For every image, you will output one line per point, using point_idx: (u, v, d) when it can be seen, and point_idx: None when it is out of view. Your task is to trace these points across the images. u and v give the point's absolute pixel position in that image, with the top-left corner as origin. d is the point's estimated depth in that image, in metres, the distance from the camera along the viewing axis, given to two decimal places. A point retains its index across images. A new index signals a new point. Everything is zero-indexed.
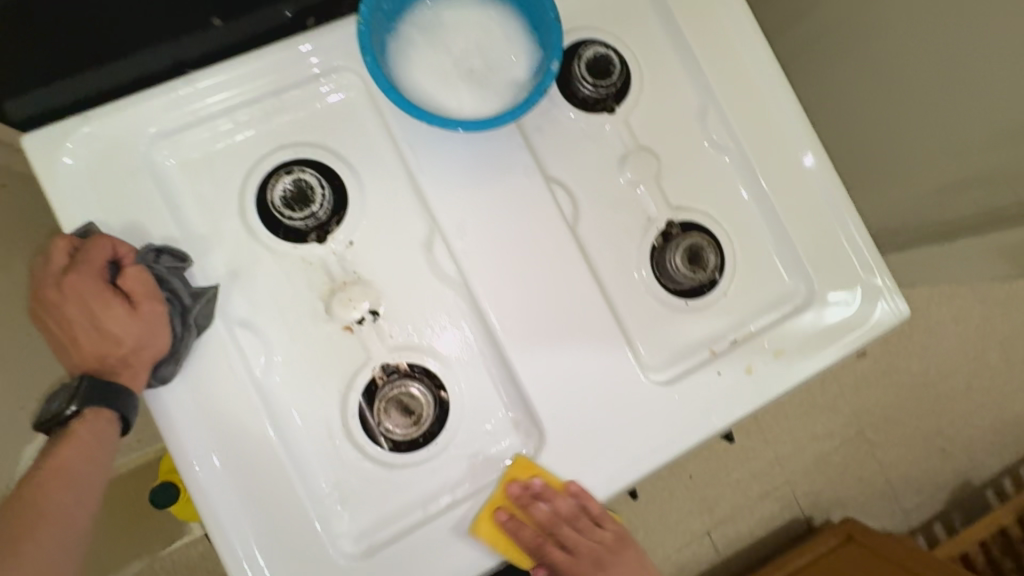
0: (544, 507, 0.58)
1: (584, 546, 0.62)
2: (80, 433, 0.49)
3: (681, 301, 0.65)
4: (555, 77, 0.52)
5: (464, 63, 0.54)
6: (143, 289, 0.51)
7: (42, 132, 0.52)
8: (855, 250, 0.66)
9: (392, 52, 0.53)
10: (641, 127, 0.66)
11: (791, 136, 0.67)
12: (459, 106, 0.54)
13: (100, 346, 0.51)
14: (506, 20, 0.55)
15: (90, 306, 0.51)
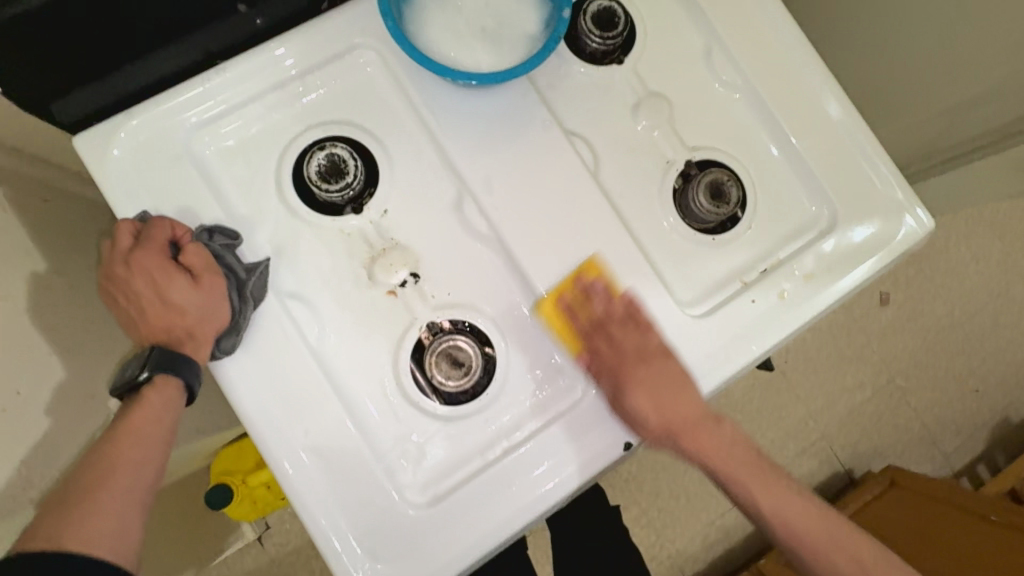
0: (600, 302, 0.61)
1: (639, 357, 0.59)
2: (151, 399, 0.52)
3: (707, 238, 0.66)
4: (567, 24, 0.54)
5: (477, 22, 0.56)
6: (201, 265, 0.54)
7: (93, 131, 0.55)
8: (874, 170, 0.67)
9: (408, 18, 0.55)
10: (651, 75, 0.68)
11: (800, 66, 0.68)
12: (476, 64, 0.56)
13: (167, 319, 0.54)
14: None
15: (153, 282, 0.54)
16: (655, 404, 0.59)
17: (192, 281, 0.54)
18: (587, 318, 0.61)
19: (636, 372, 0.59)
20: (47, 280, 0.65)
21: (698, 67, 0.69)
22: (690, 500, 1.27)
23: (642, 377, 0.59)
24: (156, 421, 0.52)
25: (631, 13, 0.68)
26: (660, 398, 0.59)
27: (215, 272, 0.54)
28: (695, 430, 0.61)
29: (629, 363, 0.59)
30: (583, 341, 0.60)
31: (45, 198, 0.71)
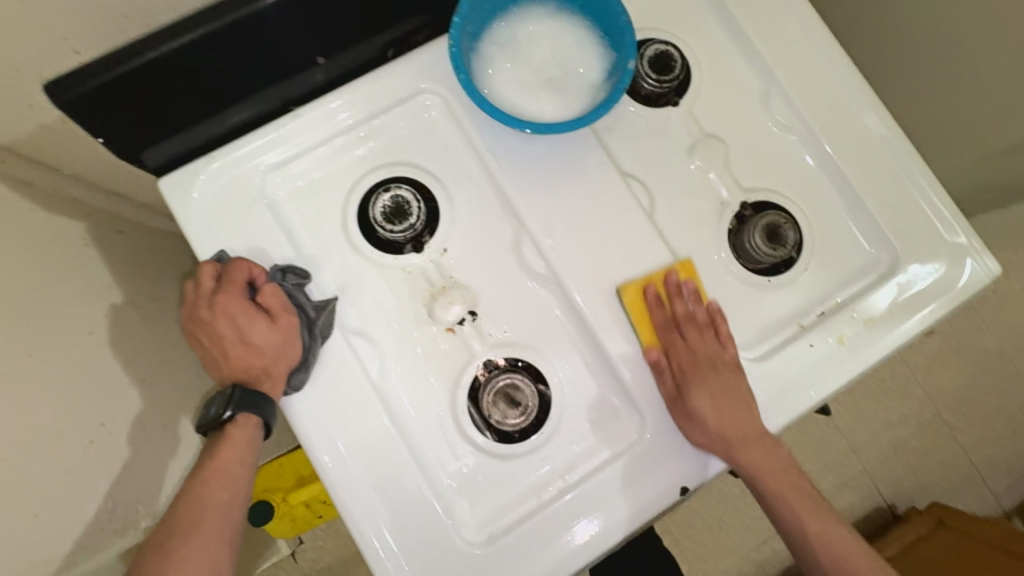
0: (688, 301, 0.62)
1: (712, 365, 0.61)
2: (234, 436, 0.54)
3: (763, 279, 0.66)
4: (633, 74, 0.56)
5: (543, 72, 0.59)
6: (278, 304, 0.56)
7: (176, 176, 0.59)
8: (935, 213, 0.66)
9: (477, 69, 0.58)
10: (705, 117, 0.69)
11: (857, 108, 0.68)
12: (542, 112, 0.58)
13: (245, 359, 0.56)
14: (577, 27, 0.59)
15: (236, 322, 0.56)
16: (723, 419, 0.60)
17: (269, 320, 0.57)
18: (669, 314, 0.62)
19: (707, 378, 0.60)
20: (121, 310, 0.68)
21: (753, 108, 0.69)
22: (726, 533, 1.24)
23: (705, 381, 0.60)
24: (240, 457, 0.54)
25: (686, 56, 0.69)
26: (722, 405, 0.60)
27: (291, 312, 0.57)
28: (750, 449, 0.60)
29: (702, 368, 0.60)
30: (659, 334, 0.61)
31: (118, 229, 0.75)
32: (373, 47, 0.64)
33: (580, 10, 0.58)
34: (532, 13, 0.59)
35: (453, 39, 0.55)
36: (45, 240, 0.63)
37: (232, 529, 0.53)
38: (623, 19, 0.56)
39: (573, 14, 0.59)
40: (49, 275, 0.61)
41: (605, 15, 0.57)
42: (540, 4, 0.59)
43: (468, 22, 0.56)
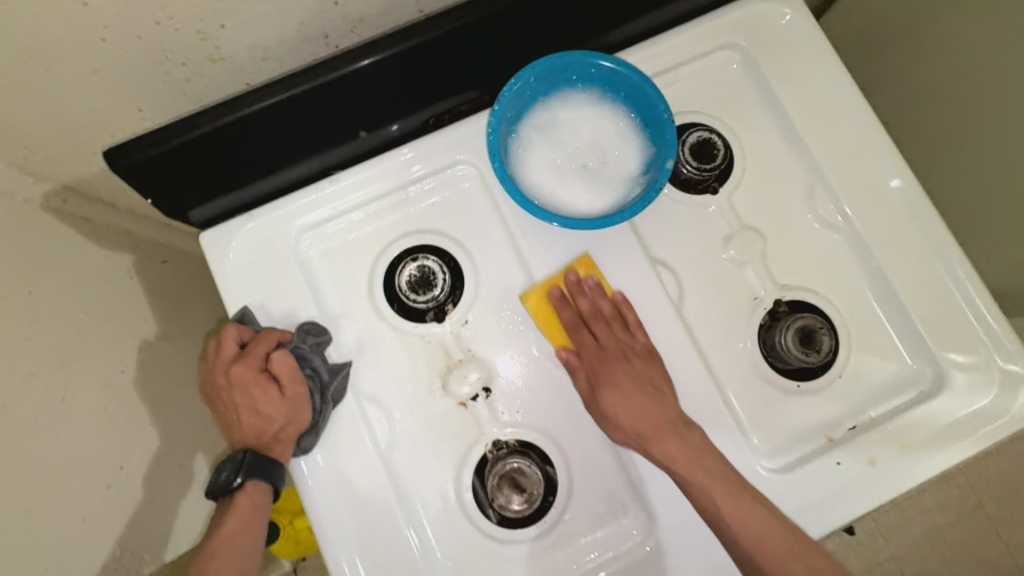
0: (587, 296, 0.62)
1: (622, 361, 0.61)
2: (244, 506, 0.56)
3: (792, 383, 0.63)
4: (670, 173, 0.55)
5: (579, 160, 0.58)
6: (289, 373, 0.57)
7: (216, 232, 0.61)
8: (990, 334, 0.61)
9: (512, 154, 0.58)
10: (745, 206, 0.67)
11: (910, 210, 0.64)
12: (574, 200, 0.58)
13: (258, 425, 0.58)
14: (618, 116, 0.59)
15: (250, 389, 0.58)
16: (632, 386, 0.60)
17: (281, 387, 0.58)
18: (573, 312, 0.62)
19: (616, 374, 0.60)
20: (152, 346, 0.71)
21: (797, 201, 0.66)
22: None
23: (614, 383, 0.60)
24: (249, 528, 0.56)
25: (729, 142, 0.68)
26: (631, 405, 0.59)
27: (301, 379, 0.57)
28: (665, 437, 0.58)
29: (609, 364, 0.60)
30: (566, 330, 0.62)
31: (163, 259, 0.79)
32: (415, 120, 0.65)
33: (622, 100, 0.58)
34: (573, 99, 0.59)
35: (489, 128, 0.55)
36: (93, 274, 0.67)
37: None
38: (664, 116, 0.55)
39: (616, 104, 0.59)
40: (92, 311, 0.64)
41: (647, 109, 0.57)
42: (584, 91, 0.59)
43: (508, 109, 0.57)
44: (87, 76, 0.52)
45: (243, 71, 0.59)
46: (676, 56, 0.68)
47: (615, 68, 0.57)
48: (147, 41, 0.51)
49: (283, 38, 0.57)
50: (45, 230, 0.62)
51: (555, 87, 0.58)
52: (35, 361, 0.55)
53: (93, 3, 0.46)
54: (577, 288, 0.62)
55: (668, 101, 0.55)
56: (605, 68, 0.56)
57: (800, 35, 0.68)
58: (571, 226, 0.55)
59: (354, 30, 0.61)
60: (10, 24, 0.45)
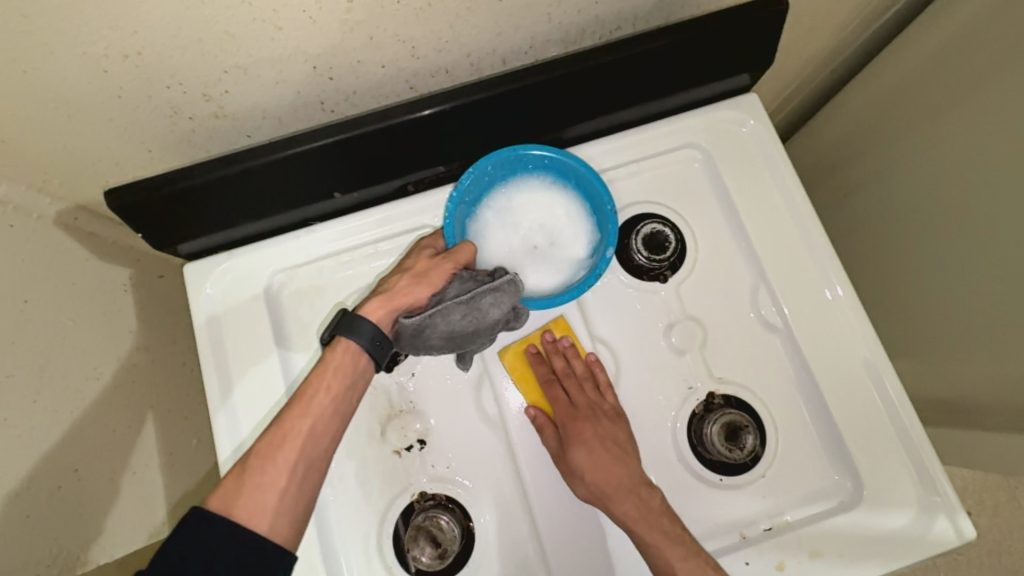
0: (562, 357, 0.68)
1: (590, 418, 0.64)
2: (339, 350, 0.58)
3: (714, 477, 0.65)
4: (609, 261, 0.64)
5: (531, 241, 0.68)
6: (452, 257, 0.63)
7: (199, 265, 0.68)
8: (913, 454, 0.64)
9: (470, 231, 0.68)
10: (691, 297, 0.70)
11: (846, 323, 0.68)
12: (524, 278, 0.68)
13: (397, 275, 0.62)
14: (567, 202, 0.69)
15: (411, 257, 0.64)
16: (596, 448, 0.63)
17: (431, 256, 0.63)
18: (547, 369, 0.68)
19: (584, 432, 0.63)
20: (133, 357, 0.76)
21: (741, 297, 0.70)
22: None
23: (582, 439, 0.63)
24: (337, 377, 0.57)
25: (684, 235, 0.72)
26: (598, 460, 0.62)
27: (452, 267, 0.62)
28: (625, 497, 0.61)
29: (580, 422, 0.64)
30: (546, 394, 0.67)
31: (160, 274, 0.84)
32: (392, 185, 0.71)
33: (571, 189, 0.69)
34: (528, 186, 0.69)
35: (447, 212, 0.65)
36: (88, 286, 0.73)
37: (305, 449, 0.55)
38: (608, 209, 0.65)
39: (565, 191, 0.69)
40: (79, 319, 0.70)
41: (594, 200, 0.68)
42: (537, 177, 0.69)
43: (467, 193, 0.67)
44: (103, 122, 0.59)
45: (243, 126, 0.66)
46: (642, 150, 0.73)
47: (563, 161, 0.67)
48: (156, 100, 0.58)
49: (282, 103, 0.65)
50: (49, 242, 0.69)
51: (513, 172, 0.69)
52: (14, 366, 0.60)
53: (111, 71, 0.53)
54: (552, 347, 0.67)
55: (612, 196, 0.66)
56: (554, 159, 0.67)
57: (760, 144, 0.73)
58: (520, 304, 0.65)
59: (348, 100, 0.68)
60: (42, 82, 0.52)
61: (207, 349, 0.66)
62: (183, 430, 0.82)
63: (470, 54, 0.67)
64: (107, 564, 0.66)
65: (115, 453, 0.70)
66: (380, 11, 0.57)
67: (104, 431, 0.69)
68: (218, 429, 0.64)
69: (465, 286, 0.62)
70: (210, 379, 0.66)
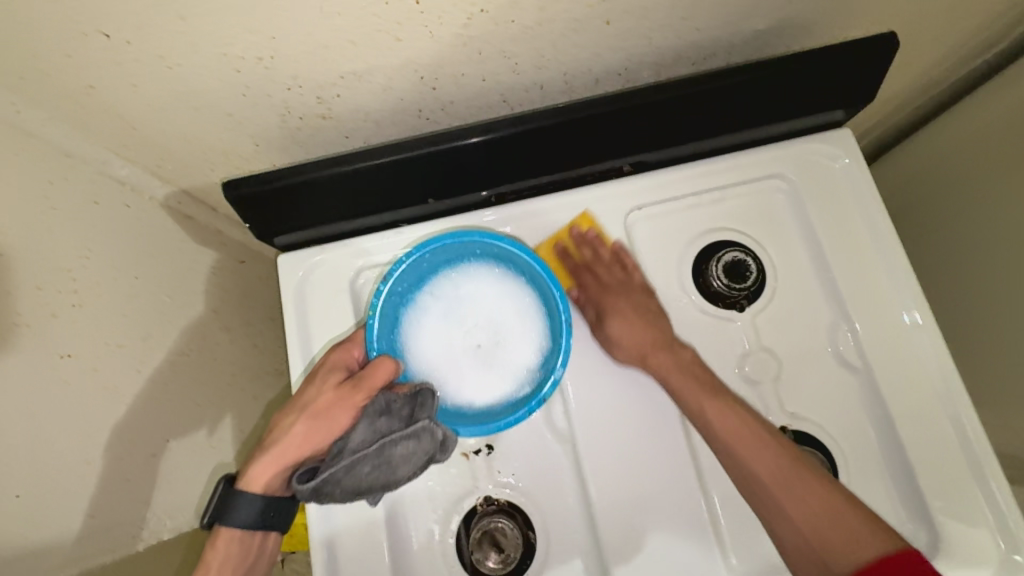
0: (590, 247, 0.71)
1: (623, 292, 0.68)
2: (223, 538, 0.56)
3: None
4: (558, 382, 0.61)
5: (473, 340, 0.67)
6: (363, 386, 0.60)
7: (292, 255, 0.71)
8: (993, 510, 0.62)
9: (405, 326, 0.67)
10: (767, 329, 0.69)
11: (927, 367, 0.67)
12: (465, 389, 0.65)
13: (296, 426, 0.59)
14: (516, 297, 0.68)
15: (314, 392, 0.61)
16: (637, 316, 0.66)
17: (336, 394, 0.60)
18: (580, 255, 0.72)
19: (618, 302, 0.67)
20: (216, 338, 0.79)
21: (820, 332, 0.69)
22: None
23: (618, 308, 0.67)
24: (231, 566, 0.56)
25: (765, 264, 0.72)
26: (635, 326, 0.66)
27: (363, 397, 0.60)
28: (660, 350, 0.65)
29: (613, 294, 0.68)
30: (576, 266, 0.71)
31: (241, 259, 0.87)
32: (480, 195, 0.74)
33: (520, 281, 0.68)
34: (473, 275, 0.69)
35: (374, 310, 0.63)
36: (184, 266, 0.76)
37: None
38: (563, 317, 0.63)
39: (517, 288, 0.68)
40: (175, 297, 0.73)
41: (546, 299, 0.66)
42: (482, 267, 0.69)
43: (401, 282, 0.66)
44: (223, 116, 0.62)
45: (344, 127, 0.69)
46: (729, 177, 0.73)
47: (514, 254, 0.66)
48: (274, 98, 0.61)
49: (385, 108, 0.67)
50: (154, 222, 0.72)
51: (459, 262, 0.69)
52: (123, 338, 0.64)
53: (243, 70, 0.57)
54: (578, 241, 0.71)
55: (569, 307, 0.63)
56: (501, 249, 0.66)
57: (850, 180, 0.72)
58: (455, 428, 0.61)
59: (444, 108, 0.70)
60: (181, 77, 0.56)
61: (294, 335, 0.70)
62: (252, 411, 0.85)
63: (567, 72, 0.68)
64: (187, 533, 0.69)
65: (200, 426, 0.73)
66: (494, 28, 0.59)
67: (192, 405, 0.73)
68: None
69: (374, 428, 0.59)
70: (295, 364, 0.69)
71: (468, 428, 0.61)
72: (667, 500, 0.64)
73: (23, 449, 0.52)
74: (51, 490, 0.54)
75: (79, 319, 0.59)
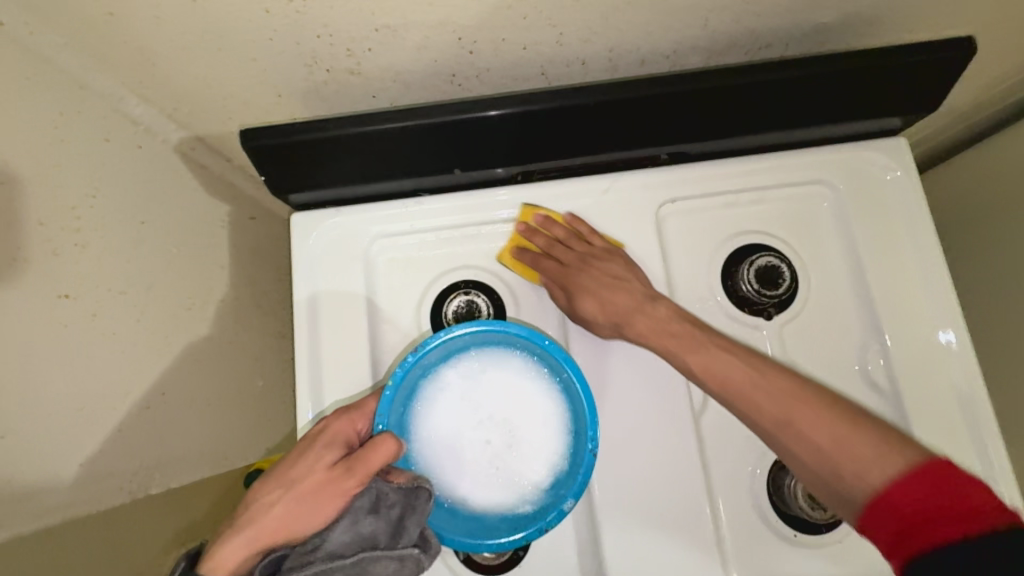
0: (547, 232, 0.68)
1: (581, 264, 0.65)
2: None
3: (789, 531, 0.62)
4: (564, 515, 0.57)
5: (487, 436, 0.60)
6: (358, 471, 0.54)
7: (308, 215, 0.69)
8: None
9: (416, 398, 0.60)
10: (794, 340, 0.66)
11: (957, 393, 0.64)
12: (462, 487, 0.59)
13: (279, 505, 0.53)
14: (540, 401, 0.61)
15: (305, 469, 0.55)
16: (597, 290, 0.63)
17: (328, 479, 0.54)
18: (541, 240, 0.68)
19: (586, 282, 0.64)
20: (222, 294, 0.77)
21: (850, 349, 0.66)
22: None
23: (590, 286, 0.64)
24: None
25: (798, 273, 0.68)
26: (603, 298, 0.63)
27: (354, 485, 0.54)
28: (636, 317, 0.61)
29: (574, 274, 0.65)
30: (540, 272, 0.66)
31: (252, 215, 0.84)
32: (507, 171, 0.70)
33: (550, 386, 0.61)
34: (503, 363, 0.61)
35: (393, 380, 0.58)
36: (195, 217, 0.73)
37: None
38: (589, 442, 0.58)
39: (549, 393, 0.61)
40: (183, 248, 0.70)
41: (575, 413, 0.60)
42: (513, 361, 0.62)
43: (427, 356, 0.60)
44: (247, 61, 0.59)
45: (372, 86, 0.65)
46: (771, 177, 0.70)
47: (557, 364, 0.60)
48: (303, 47, 0.58)
49: (415, 69, 0.63)
50: (168, 167, 0.69)
51: (493, 346, 0.62)
52: (126, 284, 0.61)
53: (272, 12, 0.53)
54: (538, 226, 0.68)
55: (597, 433, 0.58)
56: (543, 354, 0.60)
57: (899, 193, 0.69)
58: (441, 530, 0.57)
59: (479, 75, 0.66)
60: (209, 13, 0.52)
61: (302, 298, 0.67)
62: (252, 371, 0.82)
63: (613, 49, 0.64)
64: (176, 490, 0.67)
65: (199, 383, 0.71)
66: None
67: (192, 360, 0.70)
68: (301, 379, 0.65)
69: (359, 528, 0.54)
70: (300, 330, 0.66)
71: (455, 539, 0.57)
72: (674, 509, 0.62)
73: (14, 390, 0.50)
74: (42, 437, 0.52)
75: (82, 259, 0.57)
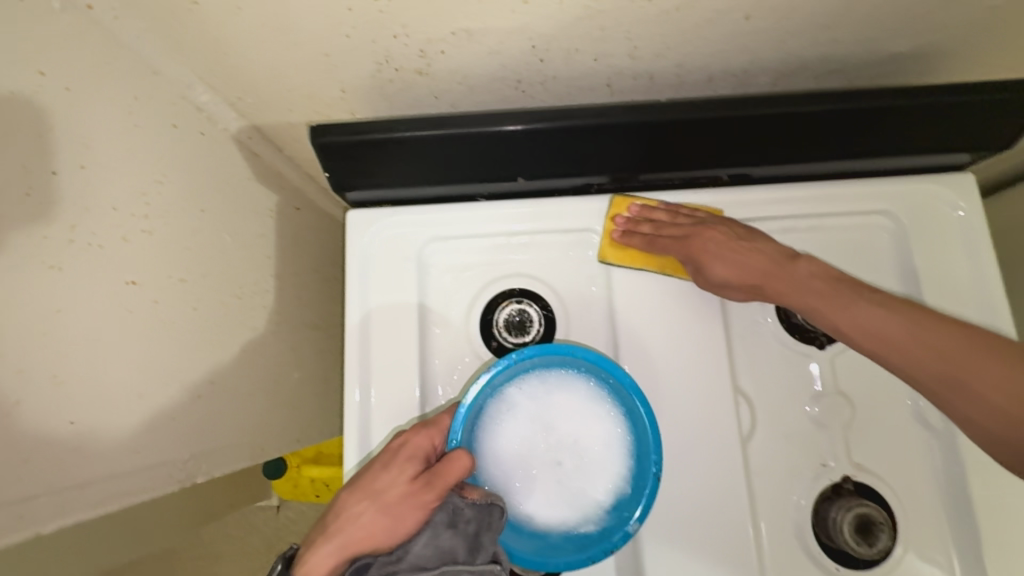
0: (662, 216, 0.67)
1: (696, 233, 0.64)
2: None
3: (833, 564, 0.62)
4: (629, 536, 0.57)
5: (555, 456, 0.60)
6: (437, 484, 0.54)
7: (364, 212, 0.69)
8: None
9: (485, 416, 0.60)
10: (845, 370, 0.66)
11: None
12: (529, 504, 0.60)
13: (366, 517, 0.54)
14: (607, 423, 0.61)
15: (388, 483, 0.55)
16: (723, 254, 0.62)
17: (411, 493, 0.55)
18: (647, 228, 0.66)
19: (710, 245, 0.62)
20: (267, 285, 0.77)
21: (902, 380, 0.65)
22: None
23: (723, 248, 0.62)
24: None
25: None
26: (740, 257, 0.61)
27: (433, 499, 0.55)
28: (751, 257, 0.61)
29: (698, 244, 0.63)
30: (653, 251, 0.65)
31: (296, 207, 0.84)
32: (571, 182, 0.70)
33: (615, 409, 0.61)
34: (570, 385, 0.61)
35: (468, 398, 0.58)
36: (248, 206, 0.73)
37: None
38: (653, 467, 0.58)
39: (615, 415, 0.61)
40: (236, 239, 0.70)
41: (642, 440, 0.60)
42: (581, 382, 0.61)
43: (499, 377, 0.60)
44: (320, 56, 0.59)
45: (437, 87, 0.65)
46: (830, 205, 0.69)
47: (624, 390, 0.60)
48: (377, 46, 0.58)
49: (483, 73, 0.63)
50: (226, 156, 0.69)
51: (560, 367, 0.62)
52: (186, 272, 0.61)
53: (355, 10, 0.53)
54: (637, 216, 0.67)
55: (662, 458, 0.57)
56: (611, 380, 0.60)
57: (964, 229, 0.68)
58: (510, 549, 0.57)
59: (544, 83, 0.66)
60: (293, 8, 0.52)
61: (355, 295, 0.67)
62: (289, 362, 0.82)
63: (682, 65, 0.64)
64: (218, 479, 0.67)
65: (243, 373, 0.71)
66: (627, 7, 0.54)
67: (237, 350, 0.70)
68: (348, 376, 0.65)
69: (438, 542, 0.54)
70: (351, 327, 0.66)
71: (525, 559, 0.56)
72: (718, 534, 0.61)
73: None
74: (105, 423, 0.52)
75: (147, 245, 0.57)
